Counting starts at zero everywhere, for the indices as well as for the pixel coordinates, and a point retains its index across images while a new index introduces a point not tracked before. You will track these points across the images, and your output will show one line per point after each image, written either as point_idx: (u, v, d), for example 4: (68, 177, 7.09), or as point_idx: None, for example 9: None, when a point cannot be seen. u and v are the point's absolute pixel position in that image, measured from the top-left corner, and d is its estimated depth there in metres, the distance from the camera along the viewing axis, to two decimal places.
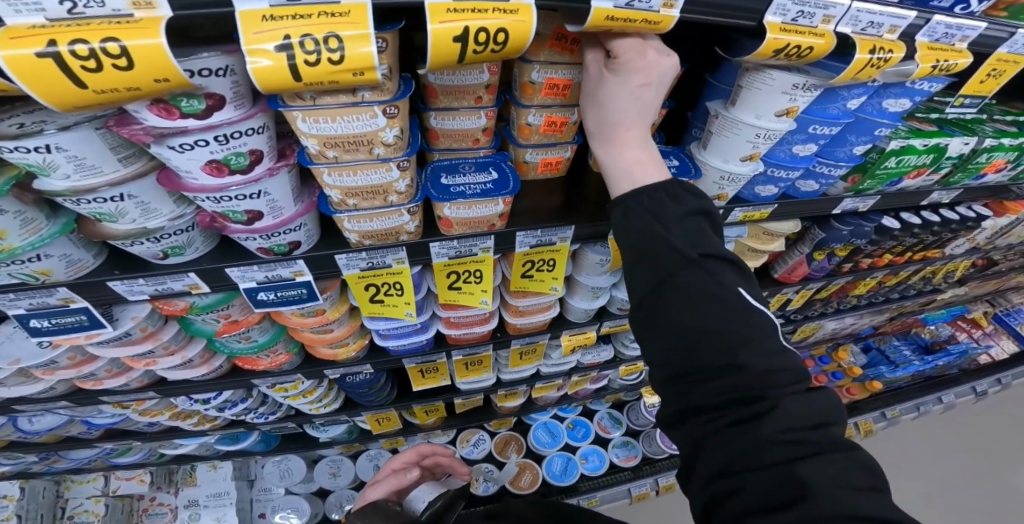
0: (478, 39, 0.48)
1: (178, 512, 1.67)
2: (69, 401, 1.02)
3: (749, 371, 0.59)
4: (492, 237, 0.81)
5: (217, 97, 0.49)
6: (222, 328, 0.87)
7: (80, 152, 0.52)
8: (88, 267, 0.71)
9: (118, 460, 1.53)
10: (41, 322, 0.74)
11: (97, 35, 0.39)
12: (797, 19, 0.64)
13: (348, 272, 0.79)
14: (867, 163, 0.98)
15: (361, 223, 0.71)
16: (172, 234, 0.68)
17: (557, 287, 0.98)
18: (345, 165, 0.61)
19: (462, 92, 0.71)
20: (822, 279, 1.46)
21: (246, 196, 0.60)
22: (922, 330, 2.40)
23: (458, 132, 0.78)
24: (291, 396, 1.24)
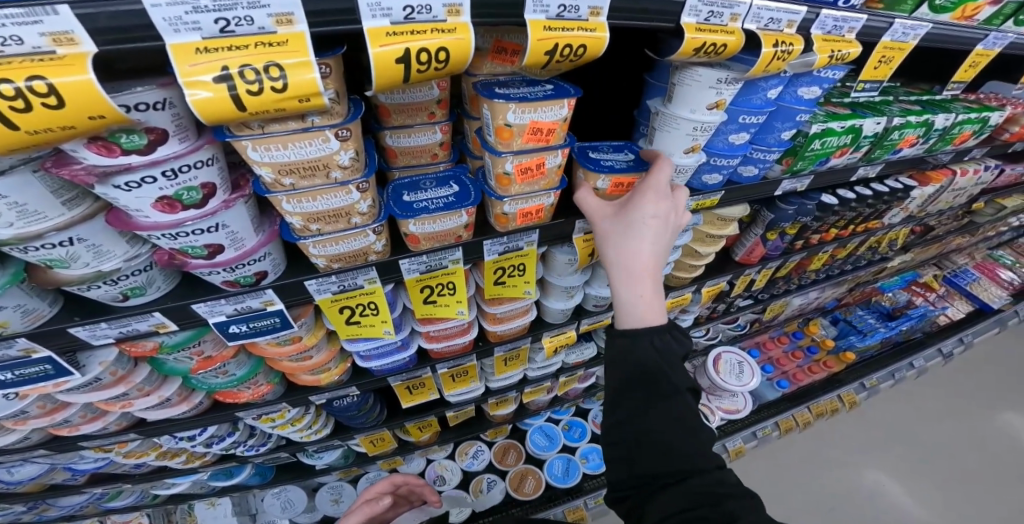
0: (421, 59, 0.51)
1: None
2: (46, 450, 0.99)
3: (684, 465, 0.71)
4: (461, 249, 0.83)
5: (158, 131, 0.51)
6: (196, 366, 0.87)
7: (21, 199, 0.52)
8: (45, 316, 0.71)
9: (111, 504, 1.48)
10: (3, 375, 0.73)
11: (23, 74, 0.40)
12: (709, 19, 0.69)
13: (321, 297, 0.80)
14: (795, 146, 1.04)
15: (327, 247, 0.72)
16: (129, 275, 0.68)
17: (530, 290, 1.00)
18: (305, 191, 0.62)
19: (415, 109, 0.74)
20: (779, 257, 1.53)
21: (203, 229, 0.62)
22: (881, 299, 2.52)
23: (416, 148, 0.80)
24: (279, 425, 1.22)
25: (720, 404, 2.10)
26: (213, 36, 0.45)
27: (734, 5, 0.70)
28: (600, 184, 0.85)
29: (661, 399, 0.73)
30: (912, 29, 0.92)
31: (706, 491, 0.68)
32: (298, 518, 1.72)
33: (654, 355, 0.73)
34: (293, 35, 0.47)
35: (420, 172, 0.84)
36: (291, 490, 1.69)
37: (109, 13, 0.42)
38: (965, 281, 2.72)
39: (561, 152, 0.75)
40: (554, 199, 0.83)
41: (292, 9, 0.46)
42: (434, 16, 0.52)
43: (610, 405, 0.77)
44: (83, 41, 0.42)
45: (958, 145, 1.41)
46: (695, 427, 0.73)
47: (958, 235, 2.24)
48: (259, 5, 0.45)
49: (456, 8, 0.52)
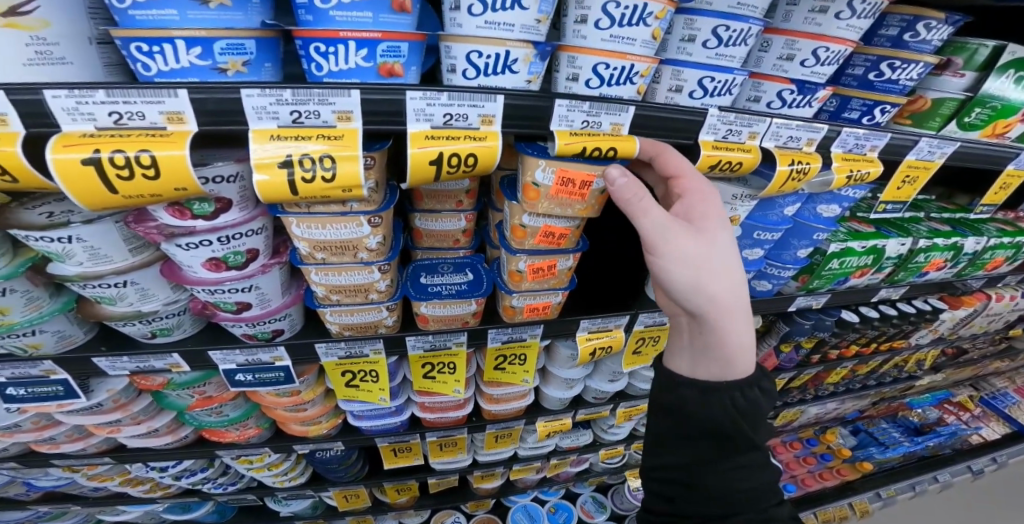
0: (452, 162, 0.56)
1: None
2: (16, 464, 0.97)
3: (752, 516, 0.65)
4: (467, 333, 0.84)
5: (225, 200, 0.57)
6: (195, 403, 0.88)
7: (96, 243, 0.59)
8: (77, 342, 0.77)
9: None
10: (16, 390, 0.76)
11: (135, 147, 0.48)
12: (727, 136, 0.71)
13: (326, 359, 0.81)
14: (812, 264, 1.07)
15: (343, 316, 0.75)
16: (164, 317, 0.73)
17: (528, 379, 1.00)
18: (331, 266, 0.66)
19: (446, 196, 0.78)
20: (794, 369, 1.49)
21: (239, 288, 0.66)
22: (910, 414, 2.40)
23: (440, 233, 0.84)
24: (255, 468, 1.20)
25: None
26: (287, 125, 0.52)
27: (753, 124, 0.71)
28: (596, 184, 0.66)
29: (730, 448, 0.66)
30: (937, 148, 0.91)
31: None
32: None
33: (724, 408, 0.65)
34: (349, 130, 0.53)
35: (439, 254, 0.88)
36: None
37: (215, 99, 0.50)
38: (1003, 403, 2.58)
39: (575, 255, 0.77)
40: (562, 298, 0.85)
41: (353, 108, 0.52)
42: (470, 124, 0.57)
43: (660, 446, 0.72)
44: (188, 121, 0.50)
45: (991, 269, 1.41)
46: (759, 472, 0.66)
47: (997, 358, 2.18)
48: (327, 102, 0.52)
49: (489, 117, 0.57)
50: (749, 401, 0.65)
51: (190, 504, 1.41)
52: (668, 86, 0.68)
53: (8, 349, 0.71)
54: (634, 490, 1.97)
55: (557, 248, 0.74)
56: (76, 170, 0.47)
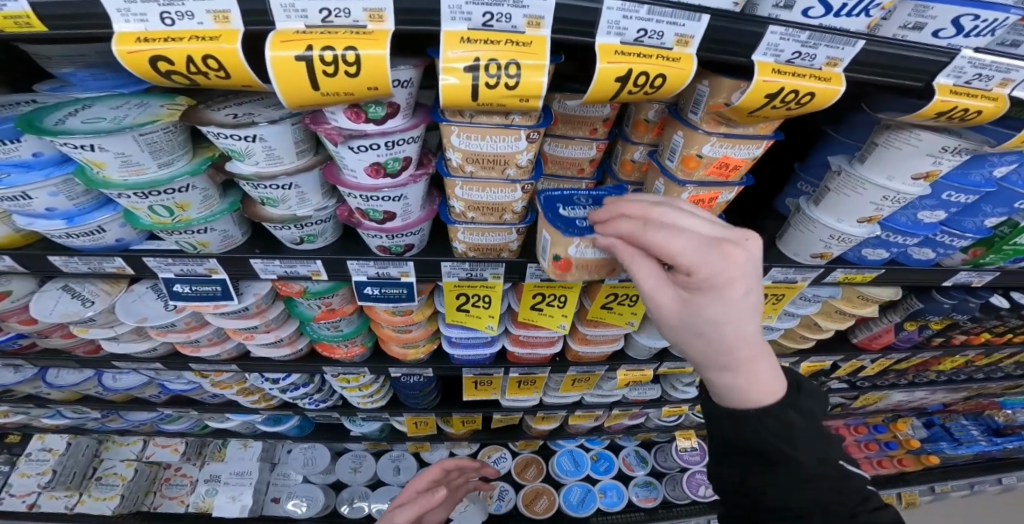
0: (638, 81, 0.50)
1: (196, 486, 1.75)
2: (162, 363, 1.17)
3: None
4: (587, 266, 0.83)
5: (396, 105, 0.56)
6: (320, 315, 0.95)
7: (274, 144, 0.62)
8: (235, 244, 0.83)
9: (167, 425, 1.65)
10: (182, 287, 0.86)
11: (343, 44, 0.46)
12: (971, 81, 0.59)
13: (447, 279, 0.84)
14: (995, 237, 0.96)
15: (473, 235, 0.76)
16: (314, 223, 0.77)
17: (634, 321, 0.99)
18: (477, 181, 0.66)
19: (581, 122, 0.75)
20: (908, 350, 1.47)
21: (390, 197, 0.67)
22: (995, 413, 2.26)
23: (567, 160, 0.82)
24: (350, 387, 1.30)
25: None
26: (477, 28, 0.49)
27: (1010, 69, 0.59)
28: (704, 148, 0.66)
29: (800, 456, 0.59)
30: None
31: None
32: (313, 477, 1.83)
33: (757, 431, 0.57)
34: (537, 38, 0.49)
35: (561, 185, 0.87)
36: (317, 449, 1.82)
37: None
38: None
39: (737, 190, 0.75)
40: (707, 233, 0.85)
41: (546, 14, 0.48)
42: (664, 43, 0.51)
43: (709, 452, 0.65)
44: (387, 20, 0.47)
45: None
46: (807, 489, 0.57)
47: None
48: (521, 5, 0.47)
49: (686, 38, 0.51)
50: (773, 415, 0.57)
51: (280, 416, 1.58)
52: (902, 24, 0.57)
53: (183, 245, 0.79)
54: (681, 451, 2.00)
55: (724, 182, 0.72)
56: (289, 67, 0.46)
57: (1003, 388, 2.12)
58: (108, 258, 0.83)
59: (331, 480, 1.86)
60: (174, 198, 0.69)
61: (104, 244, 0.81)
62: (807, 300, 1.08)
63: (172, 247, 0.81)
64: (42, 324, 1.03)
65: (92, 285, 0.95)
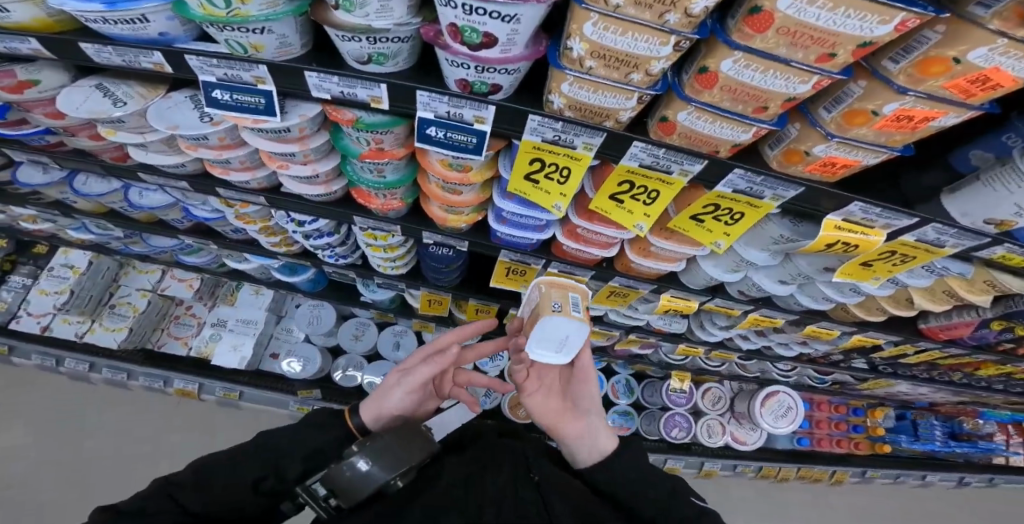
0: None
1: (202, 328, 1.81)
2: (188, 184, 1.06)
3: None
4: (704, 163, 0.67)
5: None
6: (366, 153, 0.81)
7: None
8: (292, 54, 0.66)
9: (187, 257, 1.62)
10: (222, 95, 0.70)
11: None
12: None
13: (529, 137, 0.69)
14: None
15: (580, 90, 0.59)
16: (389, 40, 0.59)
17: (721, 243, 0.83)
18: (621, 19, 0.46)
19: (815, 40, 0.44)
20: (969, 347, 1.33)
21: (499, 17, 0.49)
22: (968, 420, 2.27)
23: (752, 92, 0.53)
24: (375, 246, 1.21)
25: (733, 430, 2.06)
26: None
27: None
28: (975, 52, 0.43)
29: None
30: None
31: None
32: (313, 338, 1.87)
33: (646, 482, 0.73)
34: None
35: (718, 118, 0.58)
36: (324, 308, 1.79)
37: None
38: None
39: (968, 115, 0.52)
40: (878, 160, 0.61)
41: None
42: None
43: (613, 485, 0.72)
44: None
45: None
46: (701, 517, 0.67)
47: None
48: None
49: None
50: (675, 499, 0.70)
51: (295, 267, 1.54)
52: None
53: (233, 46, 0.63)
54: (671, 392, 2.01)
55: (958, 102, 0.49)
56: None
57: (1004, 402, 2.05)
58: (146, 53, 0.67)
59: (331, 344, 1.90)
60: None
61: (144, 36, 0.65)
62: (928, 271, 0.88)
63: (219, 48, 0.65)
64: (74, 123, 0.89)
65: (127, 87, 0.80)
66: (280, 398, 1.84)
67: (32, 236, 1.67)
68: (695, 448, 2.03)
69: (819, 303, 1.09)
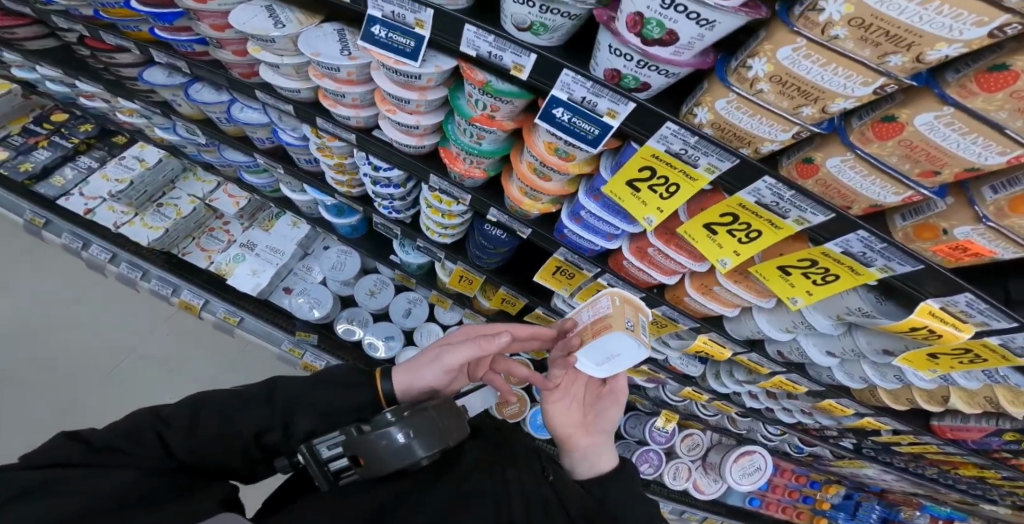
0: None
1: (232, 245, 1.79)
2: (295, 109, 1.05)
3: None
4: (828, 217, 0.64)
5: None
6: (477, 117, 0.79)
7: None
8: (456, 4, 0.66)
9: (246, 176, 1.57)
10: (378, 33, 0.72)
11: None
12: None
13: (654, 144, 0.68)
14: None
15: (735, 112, 0.57)
16: (558, 11, 0.57)
17: (797, 301, 0.81)
18: (832, 50, 0.44)
19: None
20: (976, 451, 1.33)
21: (695, 15, 0.47)
22: (906, 510, 2.27)
23: (933, 154, 0.49)
24: (434, 210, 1.20)
25: (696, 477, 2.07)
26: None
27: None
28: None
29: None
30: None
31: None
32: (329, 283, 1.83)
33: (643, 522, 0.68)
34: None
35: (875, 173, 0.55)
36: (350, 257, 1.80)
37: None
38: None
39: None
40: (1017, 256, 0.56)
41: None
42: None
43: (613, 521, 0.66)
44: None
45: None
46: None
47: None
48: None
49: None
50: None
51: (343, 210, 1.52)
52: None
53: None
54: (654, 428, 1.98)
55: None
56: None
57: (952, 501, 2.07)
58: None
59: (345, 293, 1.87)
60: None
61: None
62: (984, 377, 0.88)
63: None
64: (230, 37, 0.90)
65: (291, 13, 0.85)
66: (277, 335, 1.83)
67: (119, 127, 1.75)
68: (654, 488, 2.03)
69: (854, 382, 1.09)
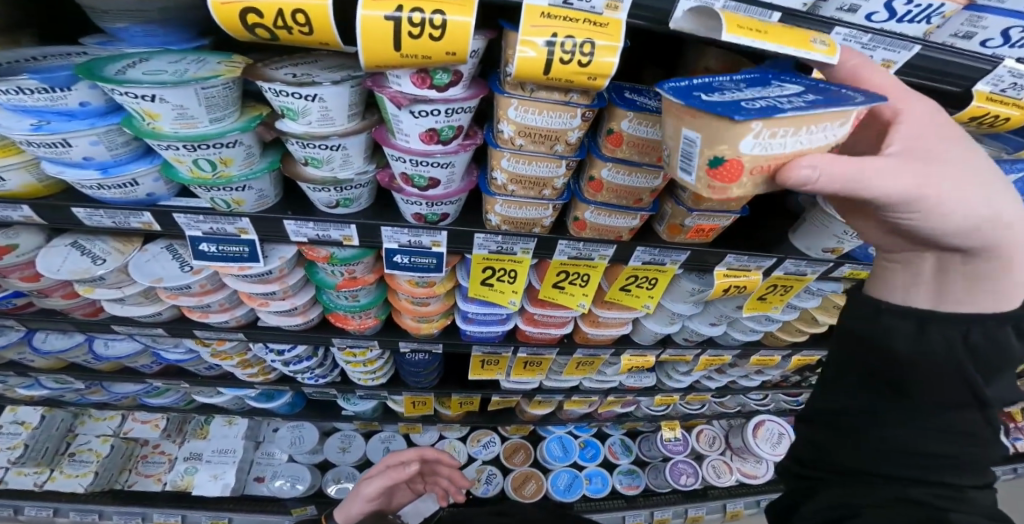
0: None
1: (175, 463, 1.74)
2: (164, 330, 1.14)
3: (931, 484, 0.54)
4: (614, 248, 0.86)
5: (460, 75, 0.56)
6: (342, 282, 0.95)
7: (331, 105, 0.61)
8: (268, 204, 0.82)
9: (151, 399, 1.60)
10: (208, 247, 0.84)
11: (431, 8, 0.46)
12: (1006, 90, 0.63)
13: (477, 252, 0.86)
14: None
15: (510, 208, 0.77)
16: (353, 188, 0.76)
17: (649, 305, 1.02)
18: (525, 154, 0.67)
19: (649, 148, 0.68)
20: None
21: (438, 164, 0.67)
22: None
23: (623, 190, 0.74)
24: (354, 361, 1.30)
25: (740, 466, 2.10)
26: (557, 5, 0.51)
27: None
28: None
29: (810, 456, 0.64)
30: None
31: (917, 459, 0.55)
32: (298, 457, 1.82)
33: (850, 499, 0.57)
34: (613, 20, 0.51)
35: (613, 212, 0.79)
36: (305, 428, 1.79)
37: None
38: None
39: None
40: (729, 223, 0.84)
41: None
42: None
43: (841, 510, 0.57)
44: None
45: None
46: (926, 448, 0.55)
47: None
48: None
49: None
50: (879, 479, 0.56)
51: (273, 393, 1.57)
52: (954, 32, 0.60)
53: (217, 203, 0.77)
54: (666, 442, 2.05)
55: None
56: (377, 26, 0.46)
57: None
58: (137, 212, 0.80)
59: (318, 460, 1.84)
60: (219, 153, 0.67)
61: (133, 197, 0.78)
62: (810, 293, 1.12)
63: (203, 205, 0.79)
64: (45, 282, 0.98)
65: (102, 242, 0.91)
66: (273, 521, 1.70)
67: None
68: (711, 493, 2.05)
69: (751, 335, 1.28)
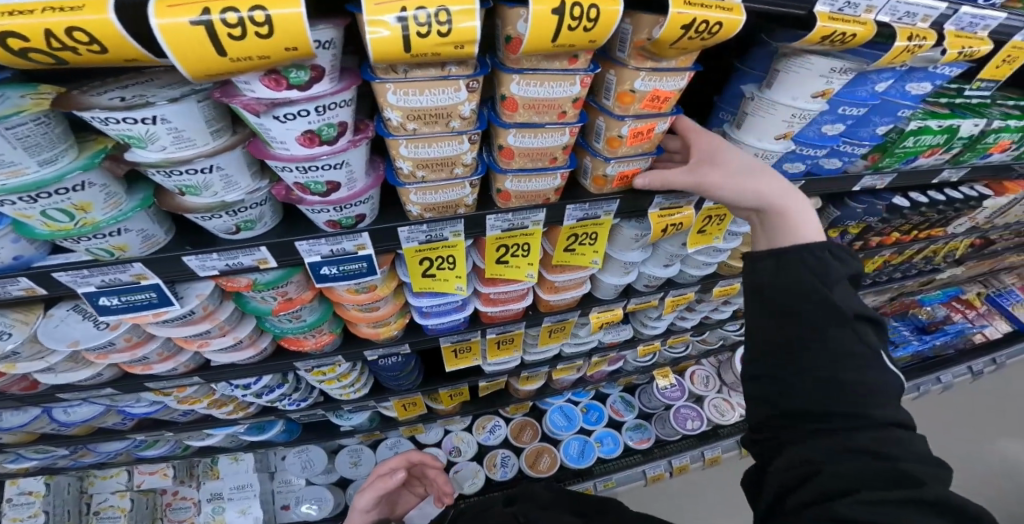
0: (573, 13, 0.51)
1: (201, 505, 1.72)
2: (114, 388, 1.09)
3: (865, 421, 0.58)
4: (546, 210, 0.84)
5: (320, 69, 0.52)
6: (278, 306, 0.91)
7: (181, 124, 0.54)
8: (160, 244, 0.75)
9: (145, 452, 1.55)
10: (110, 300, 0.78)
11: (247, 4, 0.42)
12: (843, 9, 0.66)
13: (407, 245, 0.83)
14: (886, 142, 1.02)
15: (426, 195, 0.74)
16: (248, 208, 0.71)
17: (597, 259, 1.01)
18: (421, 137, 0.64)
19: (546, 106, 0.65)
20: None
21: (330, 166, 0.63)
22: (919, 311, 2.43)
23: (535, 151, 0.72)
24: (327, 380, 1.27)
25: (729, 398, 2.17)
26: None
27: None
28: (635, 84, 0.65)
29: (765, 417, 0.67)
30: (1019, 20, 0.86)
31: (849, 403, 0.59)
32: (316, 478, 1.82)
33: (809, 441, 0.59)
34: None
35: (531, 177, 0.77)
36: (312, 450, 1.76)
37: None
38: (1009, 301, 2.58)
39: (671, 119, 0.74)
40: (649, 164, 0.83)
41: None
42: None
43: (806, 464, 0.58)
44: None
45: None
46: (854, 386, 0.59)
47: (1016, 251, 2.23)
48: None
49: None
50: (833, 419, 0.59)
51: (263, 423, 1.55)
52: None
53: (97, 253, 0.70)
54: (663, 390, 2.11)
55: (658, 113, 0.71)
56: (184, 33, 0.41)
57: (919, 285, 2.27)
58: (10, 280, 0.71)
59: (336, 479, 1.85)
60: (69, 200, 0.59)
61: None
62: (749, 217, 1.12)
63: (84, 258, 0.71)
64: None
65: None
66: None
67: None
68: (721, 432, 2.16)
69: (705, 269, 1.29)
